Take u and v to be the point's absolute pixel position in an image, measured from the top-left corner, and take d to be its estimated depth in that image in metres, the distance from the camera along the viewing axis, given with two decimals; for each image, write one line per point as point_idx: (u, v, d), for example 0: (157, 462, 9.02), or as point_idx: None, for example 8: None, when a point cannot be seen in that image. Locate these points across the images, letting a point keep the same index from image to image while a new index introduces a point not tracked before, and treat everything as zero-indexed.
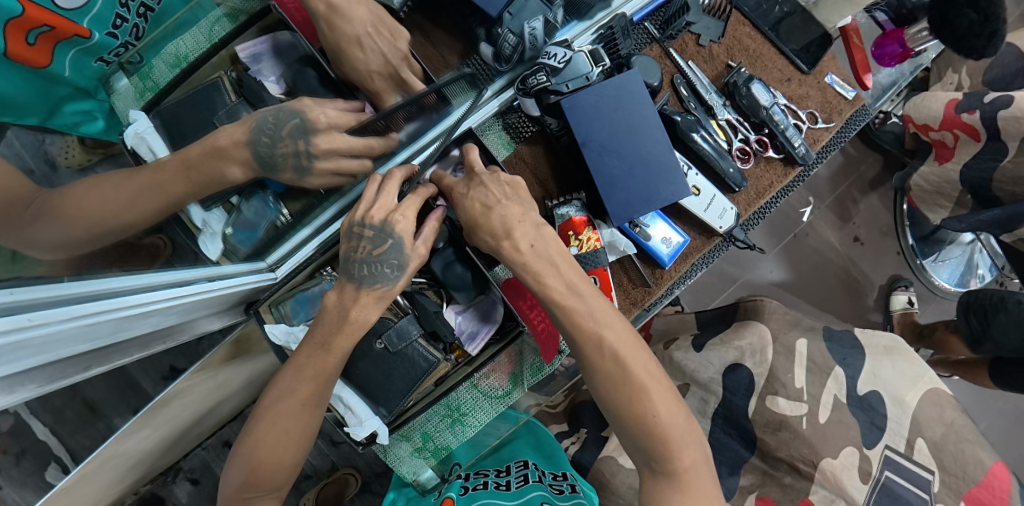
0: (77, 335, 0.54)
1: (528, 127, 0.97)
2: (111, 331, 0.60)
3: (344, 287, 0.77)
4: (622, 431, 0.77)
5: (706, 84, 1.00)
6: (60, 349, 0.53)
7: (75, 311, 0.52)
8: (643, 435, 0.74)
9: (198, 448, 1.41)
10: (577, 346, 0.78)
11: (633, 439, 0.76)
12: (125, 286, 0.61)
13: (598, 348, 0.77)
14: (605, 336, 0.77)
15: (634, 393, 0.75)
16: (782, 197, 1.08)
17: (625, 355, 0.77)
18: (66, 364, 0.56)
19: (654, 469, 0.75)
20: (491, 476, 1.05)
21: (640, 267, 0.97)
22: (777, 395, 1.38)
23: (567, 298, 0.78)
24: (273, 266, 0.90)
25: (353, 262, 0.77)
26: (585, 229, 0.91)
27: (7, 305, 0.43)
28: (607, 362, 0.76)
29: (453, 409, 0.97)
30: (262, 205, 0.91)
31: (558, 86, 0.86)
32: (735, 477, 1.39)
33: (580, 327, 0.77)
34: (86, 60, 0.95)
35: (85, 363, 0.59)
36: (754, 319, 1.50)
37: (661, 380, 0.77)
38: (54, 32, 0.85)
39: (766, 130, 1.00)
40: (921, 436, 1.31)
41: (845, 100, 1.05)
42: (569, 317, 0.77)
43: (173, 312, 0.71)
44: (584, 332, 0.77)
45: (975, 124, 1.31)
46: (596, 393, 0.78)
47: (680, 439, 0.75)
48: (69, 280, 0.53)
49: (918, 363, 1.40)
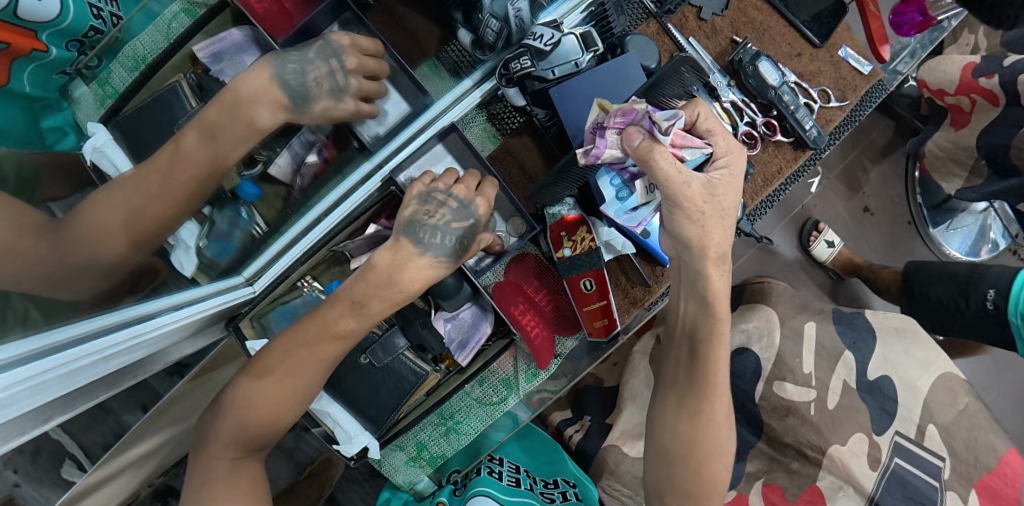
0: (33, 394, 0.48)
1: (514, 117, 0.89)
2: (73, 381, 0.53)
3: (398, 247, 0.69)
4: (673, 469, 0.75)
5: (708, 63, 0.92)
6: (17, 410, 0.47)
7: (27, 371, 0.46)
8: (692, 481, 0.73)
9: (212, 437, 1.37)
10: (702, 385, 0.73)
11: (670, 479, 0.75)
12: (84, 329, 0.55)
13: (715, 397, 0.73)
14: (722, 388, 0.75)
15: (716, 450, 0.74)
16: (792, 183, 1.00)
17: (725, 416, 0.75)
18: (24, 421, 0.51)
19: None
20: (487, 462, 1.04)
21: (639, 266, 0.89)
22: (784, 380, 1.33)
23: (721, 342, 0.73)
24: (251, 280, 0.85)
25: (420, 224, 0.70)
26: (579, 229, 0.85)
27: None
28: (712, 413, 0.73)
29: (447, 418, 0.93)
30: (234, 214, 0.87)
31: (543, 72, 0.78)
32: (741, 463, 1.35)
33: (717, 369, 0.73)
34: (48, 76, 0.87)
35: (46, 415, 0.54)
36: (760, 302, 1.43)
37: (731, 451, 0.76)
38: (12, 50, 0.77)
39: (775, 112, 0.92)
40: (933, 422, 1.29)
41: (860, 75, 0.96)
42: (712, 356, 0.73)
43: (140, 348, 0.64)
44: (715, 376, 0.73)
45: (994, 89, 1.21)
46: (671, 431, 0.75)
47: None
48: (18, 338, 0.47)
49: (931, 346, 1.37)
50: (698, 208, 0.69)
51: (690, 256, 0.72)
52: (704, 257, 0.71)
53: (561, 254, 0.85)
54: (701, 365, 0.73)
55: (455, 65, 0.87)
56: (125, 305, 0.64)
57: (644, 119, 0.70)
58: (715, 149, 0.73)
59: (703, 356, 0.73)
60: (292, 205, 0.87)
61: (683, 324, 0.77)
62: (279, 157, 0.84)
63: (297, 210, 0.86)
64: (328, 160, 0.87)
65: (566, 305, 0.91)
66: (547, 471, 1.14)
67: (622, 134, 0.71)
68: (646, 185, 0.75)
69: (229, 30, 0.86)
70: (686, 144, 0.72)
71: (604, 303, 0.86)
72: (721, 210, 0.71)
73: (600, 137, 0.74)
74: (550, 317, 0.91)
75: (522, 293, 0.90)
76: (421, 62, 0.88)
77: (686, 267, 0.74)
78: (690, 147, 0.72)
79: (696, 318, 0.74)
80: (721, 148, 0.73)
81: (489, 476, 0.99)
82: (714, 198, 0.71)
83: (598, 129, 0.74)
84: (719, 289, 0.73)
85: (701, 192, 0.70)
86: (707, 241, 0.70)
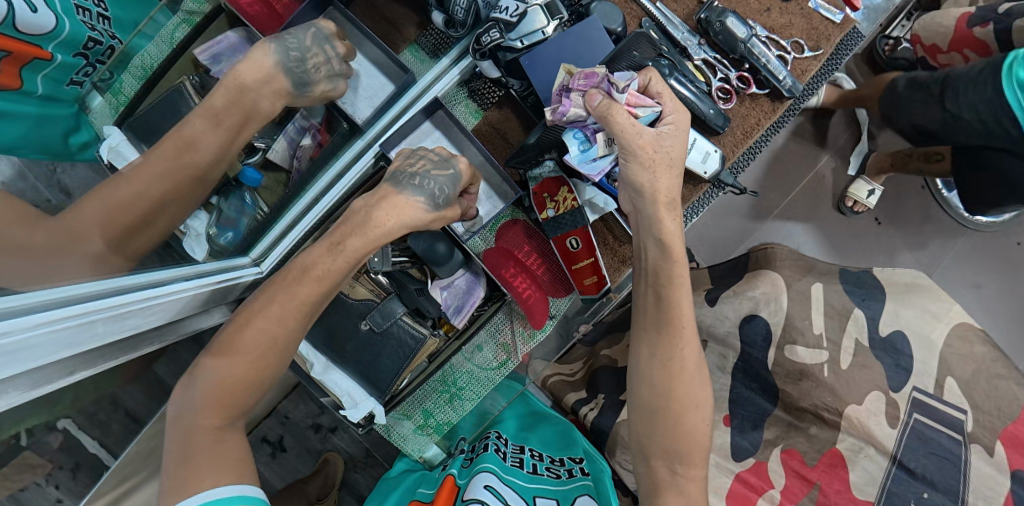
0: (50, 343, 0.52)
1: (493, 91, 0.93)
2: (87, 336, 0.58)
3: (379, 195, 0.75)
4: (654, 425, 0.77)
5: (676, 23, 0.95)
6: (35, 358, 0.51)
7: (47, 316, 0.50)
8: (672, 436, 0.76)
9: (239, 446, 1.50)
10: (666, 334, 0.77)
11: (653, 436, 0.77)
12: (92, 289, 0.59)
13: (682, 342, 0.77)
14: (690, 333, 0.78)
15: (693, 400, 0.77)
16: (772, 135, 1.02)
17: (696, 368, 0.79)
18: (51, 371, 0.56)
19: (676, 470, 0.76)
20: (495, 440, 1.04)
21: (622, 222, 0.91)
22: (796, 343, 1.32)
23: (681, 289, 0.78)
24: (258, 260, 0.90)
25: (403, 175, 0.77)
26: (561, 189, 0.89)
27: None
28: (682, 359, 0.77)
29: (450, 384, 0.97)
30: (240, 202, 0.94)
31: (512, 42, 0.82)
32: (757, 431, 1.33)
33: (682, 318, 0.77)
34: (58, 84, 0.95)
35: (68, 368, 0.59)
36: (766, 268, 1.41)
37: (708, 401, 0.79)
38: (16, 56, 0.83)
39: (747, 66, 0.94)
40: (951, 375, 1.26)
41: (833, 24, 0.97)
42: (675, 299, 0.77)
43: (151, 316, 0.69)
44: (678, 320, 0.77)
45: (988, 40, 1.22)
46: (648, 383, 0.78)
47: (699, 463, 0.77)
48: (37, 291, 0.52)
49: (945, 299, 1.35)
50: (649, 155, 0.76)
51: (644, 204, 0.78)
52: (656, 203, 0.77)
53: (545, 215, 0.90)
54: (667, 313, 0.77)
55: (434, 48, 0.93)
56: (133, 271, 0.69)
57: (603, 82, 0.78)
58: (664, 108, 0.80)
59: (665, 301, 0.78)
60: (291, 187, 0.92)
61: (645, 273, 0.81)
62: (276, 143, 0.91)
63: (297, 194, 0.91)
64: (321, 143, 0.92)
65: (558, 268, 0.93)
66: (557, 450, 1.11)
67: (586, 95, 0.78)
68: (606, 138, 0.81)
69: (227, 33, 0.95)
70: (635, 101, 0.79)
71: (590, 260, 0.88)
72: (670, 159, 0.78)
73: (565, 98, 0.80)
74: (542, 279, 0.93)
75: (513, 259, 0.93)
76: (404, 47, 0.94)
77: (643, 217, 0.80)
78: (640, 104, 0.79)
79: (652, 266, 0.79)
80: (669, 107, 0.80)
81: (495, 453, 0.99)
82: (664, 147, 0.78)
83: (563, 90, 0.81)
84: (673, 243, 0.78)
85: (651, 140, 0.76)
86: (658, 189, 0.77)
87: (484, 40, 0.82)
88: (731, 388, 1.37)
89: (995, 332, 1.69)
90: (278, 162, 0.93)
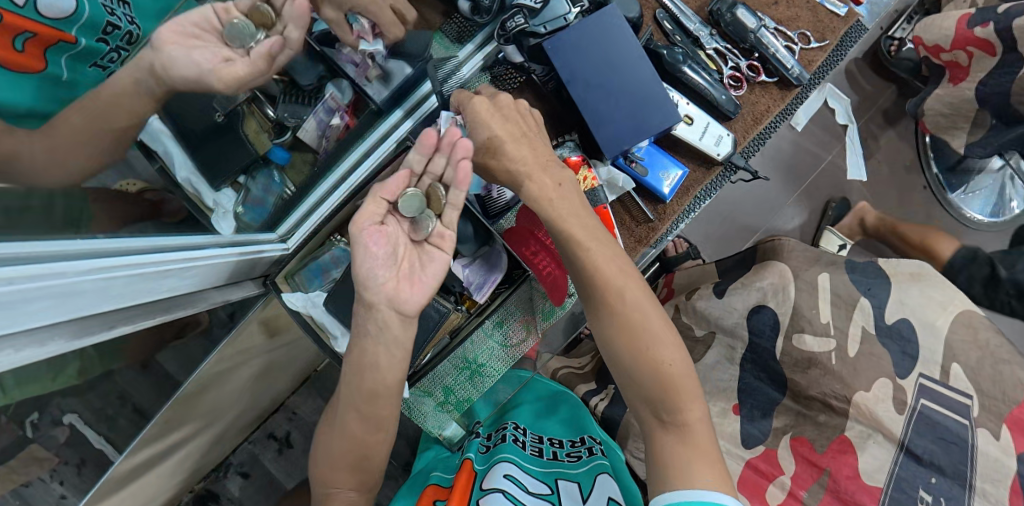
0: (103, 294, 0.58)
1: (514, 76, 0.98)
2: (132, 293, 0.64)
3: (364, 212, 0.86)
4: (631, 379, 0.82)
5: (688, 14, 0.99)
6: (88, 308, 0.58)
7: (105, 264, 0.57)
8: (652, 385, 0.79)
9: (246, 443, 1.74)
10: (594, 291, 0.83)
11: (638, 390, 0.81)
12: (137, 245, 0.65)
13: (614, 290, 0.82)
14: (619, 280, 0.83)
15: (647, 341, 0.80)
16: (782, 120, 1.07)
17: (638, 304, 0.82)
18: (93, 323, 0.62)
19: (665, 420, 0.79)
20: (511, 431, 1.09)
21: (640, 202, 0.96)
22: (803, 332, 1.35)
23: (585, 240, 0.82)
24: (284, 236, 0.99)
25: None
26: (581, 169, 0.91)
27: (39, 257, 0.49)
28: (620, 305, 0.81)
29: (471, 362, 0.99)
30: (268, 180, 0.97)
31: (536, 28, 0.85)
32: (768, 419, 1.37)
33: (598, 270, 0.82)
34: None
35: (109, 323, 0.65)
36: (774, 258, 1.47)
37: (666, 329, 0.82)
38: (43, 38, 0.76)
39: (757, 55, 0.99)
40: (957, 361, 1.28)
41: (837, 17, 1.02)
42: (583, 253, 0.82)
43: (188, 278, 0.74)
44: (595, 270, 0.82)
45: (989, 38, 1.28)
46: (610, 343, 0.83)
47: (689, 391, 0.80)
48: (89, 240, 0.59)
49: (950, 287, 1.37)
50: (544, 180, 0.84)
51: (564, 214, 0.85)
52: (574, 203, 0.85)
53: None
54: (585, 272, 0.83)
55: (459, 34, 0.93)
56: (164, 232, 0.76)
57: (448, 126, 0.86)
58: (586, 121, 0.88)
59: (575, 258, 0.83)
60: (318, 166, 0.96)
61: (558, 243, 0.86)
62: (306, 122, 0.92)
63: (324, 172, 0.96)
64: (349, 125, 0.95)
65: None
66: (573, 431, 1.14)
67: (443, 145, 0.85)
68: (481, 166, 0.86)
69: None
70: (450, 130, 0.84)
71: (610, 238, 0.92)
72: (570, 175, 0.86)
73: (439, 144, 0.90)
74: None
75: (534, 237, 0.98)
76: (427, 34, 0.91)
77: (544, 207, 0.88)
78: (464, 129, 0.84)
79: (579, 273, 0.84)
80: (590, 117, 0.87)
81: (513, 443, 1.04)
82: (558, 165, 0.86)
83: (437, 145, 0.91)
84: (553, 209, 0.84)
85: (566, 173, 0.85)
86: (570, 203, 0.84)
87: (509, 25, 0.84)
88: (739, 378, 1.43)
89: (1004, 328, 1.71)
90: (307, 142, 0.95)
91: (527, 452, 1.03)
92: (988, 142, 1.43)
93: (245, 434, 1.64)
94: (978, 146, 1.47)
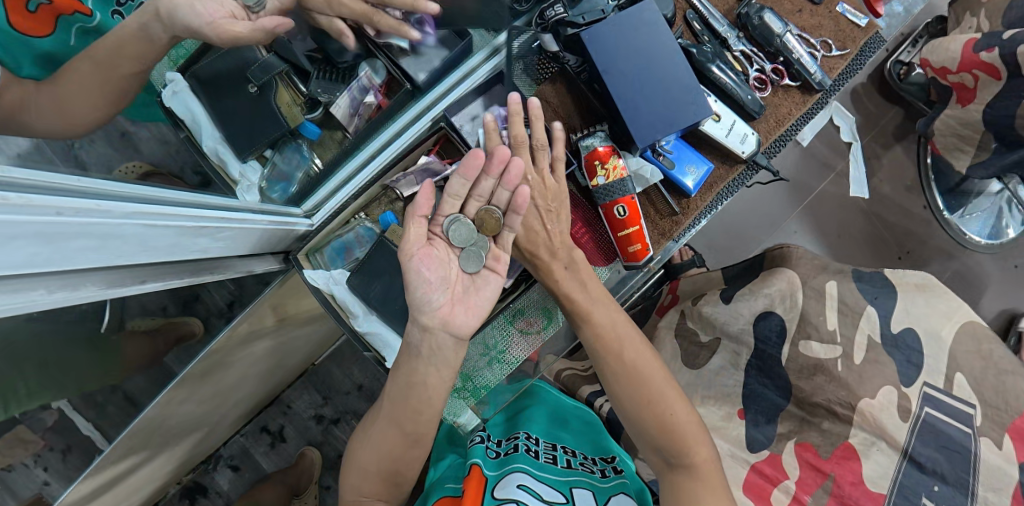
0: (138, 244, 0.63)
1: (549, 66, 0.98)
2: (166, 247, 0.69)
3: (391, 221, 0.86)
4: (640, 431, 0.91)
5: (717, 15, 1.02)
6: (125, 256, 0.63)
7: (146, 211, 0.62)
8: (655, 435, 0.89)
9: (237, 436, 1.69)
10: (599, 356, 0.93)
11: (647, 441, 0.90)
12: (174, 201, 0.69)
13: (616, 355, 0.92)
14: (618, 344, 0.93)
15: (651, 397, 0.90)
16: (802, 124, 1.09)
17: (641, 363, 0.92)
18: (124, 274, 0.66)
19: (672, 462, 0.89)
20: (523, 440, 1.13)
21: (666, 195, 0.98)
22: (810, 339, 1.36)
23: (591, 309, 0.93)
24: (308, 213, 0.96)
25: None
26: (611, 159, 0.93)
27: (81, 191, 0.55)
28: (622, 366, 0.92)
29: (491, 348, 1.00)
30: (296, 155, 1.02)
31: (574, 18, 0.87)
32: (772, 425, 1.37)
33: (602, 338, 0.93)
34: None
35: (138, 276, 0.70)
36: (782, 266, 1.46)
37: (670, 383, 0.92)
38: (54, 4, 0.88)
39: (782, 59, 1.01)
40: (961, 371, 1.32)
41: (858, 27, 1.05)
42: (590, 326, 0.93)
43: (220, 241, 0.79)
44: (601, 339, 0.93)
45: (994, 62, 1.33)
46: (619, 402, 0.92)
47: (694, 436, 0.89)
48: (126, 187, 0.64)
49: (953, 299, 1.41)
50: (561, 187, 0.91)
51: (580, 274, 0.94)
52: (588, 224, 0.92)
53: (595, 182, 0.93)
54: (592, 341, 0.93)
55: None
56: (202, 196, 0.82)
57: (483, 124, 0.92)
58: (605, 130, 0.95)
59: (586, 329, 0.93)
60: (348, 146, 0.98)
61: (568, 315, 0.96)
62: (340, 98, 0.96)
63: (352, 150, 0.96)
64: (381, 105, 0.98)
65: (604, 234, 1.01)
66: (590, 450, 1.19)
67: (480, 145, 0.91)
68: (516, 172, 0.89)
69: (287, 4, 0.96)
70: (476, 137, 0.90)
71: (636, 229, 0.93)
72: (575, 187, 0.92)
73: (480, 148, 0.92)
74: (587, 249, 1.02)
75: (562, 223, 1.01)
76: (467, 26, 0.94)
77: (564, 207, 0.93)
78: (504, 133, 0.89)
79: (588, 341, 0.94)
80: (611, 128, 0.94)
81: (525, 453, 1.06)
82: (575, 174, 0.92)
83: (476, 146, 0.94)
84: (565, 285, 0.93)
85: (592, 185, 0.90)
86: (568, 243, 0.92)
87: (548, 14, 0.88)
88: (744, 384, 1.43)
89: None
90: (338, 119, 0.98)
91: (543, 461, 1.05)
92: (989, 164, 1.47)
93: (238, 425, 1.60)
94: (980, 168, 1.51)
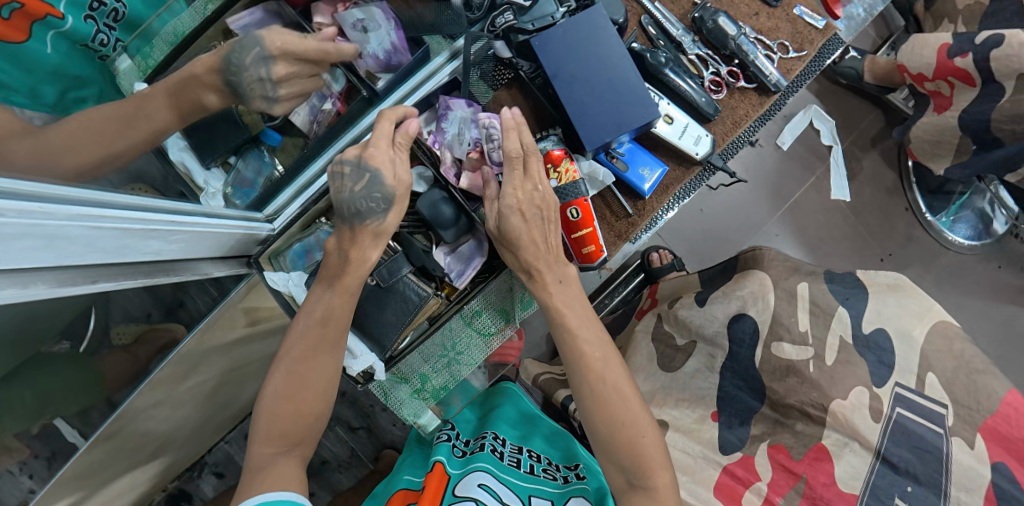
0: (85, 246, 0.64)
1: (504, 72, 1.00)
2: (115, 248, 0.70)
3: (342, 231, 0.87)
4: (607, 451, 0.86)
5: (671, 20, 1.03)
6: (71, 256, 0.64)
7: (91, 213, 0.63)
8: (624, 456, 0.84)
9: (221, 443, 1.70)
10: (575, 370, 0.89)
11: (613, 462, 0.85)
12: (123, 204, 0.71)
13: (596, 371, 0.88)
14: (601, 361, 0.89)
15: (626, 417, 0.86)
16: (760, 126, 1.10)
17: (620, 384, 0.88)
18: (75, 274, 0.67)
19: (635, 484, 0.84)
20: (488, 440, 1.14)
21: (621, 198, 0.99)
22: (782, 341, 1.36)
23: (576, 327, 0.90)
24: (270, 218, 0.97)
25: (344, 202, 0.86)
26: (563, 162, 0.95)
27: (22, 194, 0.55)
28: (602, 384, 0.87)
29: (449, 349, 1.02)
30: (259, 162, 1.03)
31: (523, 24, 0.91)
32: (746, 427, 1.37)
33: (584, 353, 0.88)
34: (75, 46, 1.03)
35: (92, 276, 0.70)
36: (755, 268, 1.47)
37: (647, 410, 0.87)
38: (25, 9, 0.90)
39: (737, 61, 1.02)
40: (932, 371, 1.30)
41: (815, 29, 1.06)
42: (573, 341, 0.89)
43: (173, 243, 0.80)
44: (581, 354, 0.89)
45: (968, 68, 1.34)
46: (590, 421, 0.87)
47: (659, 465, 0.85)
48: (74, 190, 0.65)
49: (926, 300, 1.40)
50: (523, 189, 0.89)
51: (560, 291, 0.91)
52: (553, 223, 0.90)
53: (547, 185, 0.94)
54: (571, 355, 0.89)
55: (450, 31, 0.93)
56: (158, 200, 0.83)
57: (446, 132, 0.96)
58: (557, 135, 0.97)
59: (567, 345, 0.89)
60: (308, 151, 0.99)
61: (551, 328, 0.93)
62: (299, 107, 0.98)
63: (312, 156, 0.98)
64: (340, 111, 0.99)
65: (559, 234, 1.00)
66: (558, 457, 1.18)
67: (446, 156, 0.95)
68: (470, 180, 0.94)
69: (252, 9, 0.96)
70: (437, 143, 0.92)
71: (589, 230, 0.94)
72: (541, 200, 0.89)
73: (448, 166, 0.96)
74: None
75: None
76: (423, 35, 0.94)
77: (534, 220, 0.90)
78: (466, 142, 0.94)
79: (568, 357, 0.89)
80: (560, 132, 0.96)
81: (490, 453, 1.08)
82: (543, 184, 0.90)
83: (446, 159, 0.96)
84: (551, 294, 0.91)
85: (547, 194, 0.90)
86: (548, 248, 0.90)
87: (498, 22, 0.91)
88: (719, 386, 1.43)
89: None
90: (299, 126, 1.01)
91: (504, 463, 1.06)
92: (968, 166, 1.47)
93: (219, 433, 1.61)
94: (958, 172, 1.50)
